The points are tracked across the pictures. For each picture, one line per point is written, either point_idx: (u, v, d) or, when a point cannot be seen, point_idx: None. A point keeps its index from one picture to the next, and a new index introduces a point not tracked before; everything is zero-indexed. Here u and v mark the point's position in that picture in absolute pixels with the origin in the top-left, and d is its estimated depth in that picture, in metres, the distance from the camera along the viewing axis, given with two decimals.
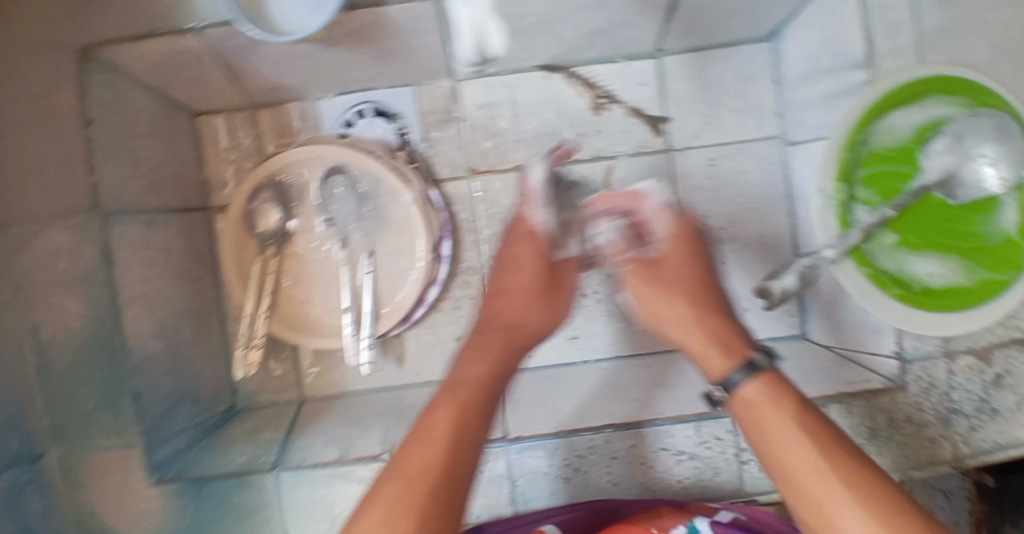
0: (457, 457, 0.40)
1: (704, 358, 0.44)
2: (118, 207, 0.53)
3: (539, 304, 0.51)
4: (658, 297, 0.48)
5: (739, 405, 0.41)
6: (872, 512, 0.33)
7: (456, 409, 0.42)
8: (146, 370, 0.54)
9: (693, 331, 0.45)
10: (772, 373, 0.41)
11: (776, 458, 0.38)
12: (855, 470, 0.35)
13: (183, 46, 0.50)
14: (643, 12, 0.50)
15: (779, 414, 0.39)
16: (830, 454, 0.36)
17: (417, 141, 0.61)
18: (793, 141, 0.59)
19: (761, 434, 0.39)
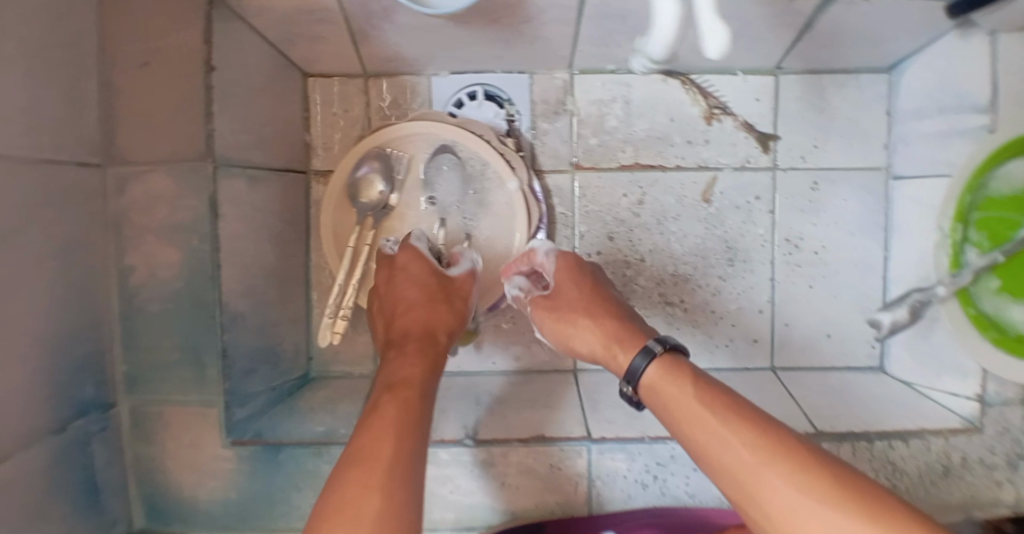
0: (418, 457, 0.33)
1: (611, 361, 0.44)
2: (229, 159, 0.51)
3: (442, 309, 0.48)
4: (559, 319, 0.49)
5: (649, 392, 0.40)
6: (787, 470, 0.31)
7: (399, 407, 0.36)
8: (236, 329, 0.53)
9: (594, 333, 0.46)
10: (668, 355, 0.41)
11: (690, 437, 0.36)
12: (752, 431, 0.34)
13: (317, 3, 0.48)
14: (778, 30, 0.51)
15: (680, 387, 0.38)
16: (730, 418, 0.35)
17: (524, 129, 0.61)
18: (897, 175, 0.61)
19: (673, 416, 0.38)
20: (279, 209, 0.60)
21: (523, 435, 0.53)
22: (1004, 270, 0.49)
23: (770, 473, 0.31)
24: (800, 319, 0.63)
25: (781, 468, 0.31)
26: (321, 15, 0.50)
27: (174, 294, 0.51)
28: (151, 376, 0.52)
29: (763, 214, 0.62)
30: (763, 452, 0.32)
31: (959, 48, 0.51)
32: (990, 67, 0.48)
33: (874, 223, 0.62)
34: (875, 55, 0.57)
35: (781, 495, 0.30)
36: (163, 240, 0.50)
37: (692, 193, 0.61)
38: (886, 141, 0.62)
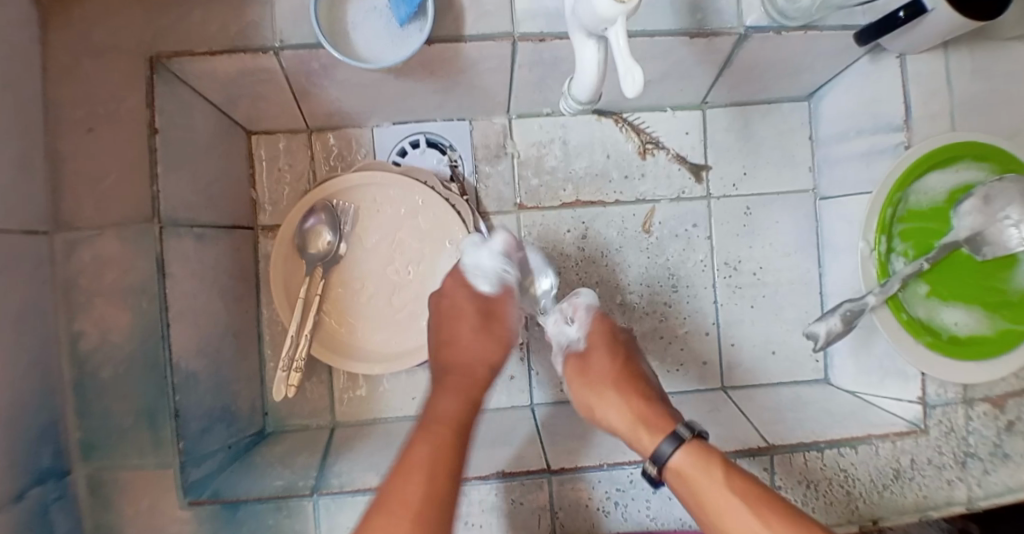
0: (447, 501, 0.38)
1: (635, 440, 0.46)
2: (176, 220, 0.52)
3: (488, 340, 0.50)
4: (589, 386, 0.50)
5: (674, 476, 0.43)
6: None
7: (434, 447, 0.40)
8: (189, 386, 0.53)
9: (619, 410, 0.48)
10: (698, 441, 0.43)
11: (720, 527, 0.39)
12: (787, 529, 0.36)
13: (261, 65, 0.51)
14: (700, 65, 0.54)
15: (703, 475, 0.41)
16: (761, 515, 0.38)
17: (467, 173, 0.63)
18: (825, 196, 0.64)
19: (701, 503, 0.40)
20: (229, 264, 0.61)
21: (483, 472, 0.53)
22: (929, 275, 0.56)
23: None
24: (745, 337, 0.65)
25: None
26: (263, 75, 0.53)
27: (128, 356, 0.51)
28: (109, 439, 0.52)
29: (702, 240, 0.64)
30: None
31: (873, 73, 0.56)
32: (902, 93, 0.54)
33: (809, 241, 0.65)
34: (793, 84, 0.61)
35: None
36: (113, 303, 0.51)
37: (632, 225, 0.64)
38: (811, 164, 0.66)
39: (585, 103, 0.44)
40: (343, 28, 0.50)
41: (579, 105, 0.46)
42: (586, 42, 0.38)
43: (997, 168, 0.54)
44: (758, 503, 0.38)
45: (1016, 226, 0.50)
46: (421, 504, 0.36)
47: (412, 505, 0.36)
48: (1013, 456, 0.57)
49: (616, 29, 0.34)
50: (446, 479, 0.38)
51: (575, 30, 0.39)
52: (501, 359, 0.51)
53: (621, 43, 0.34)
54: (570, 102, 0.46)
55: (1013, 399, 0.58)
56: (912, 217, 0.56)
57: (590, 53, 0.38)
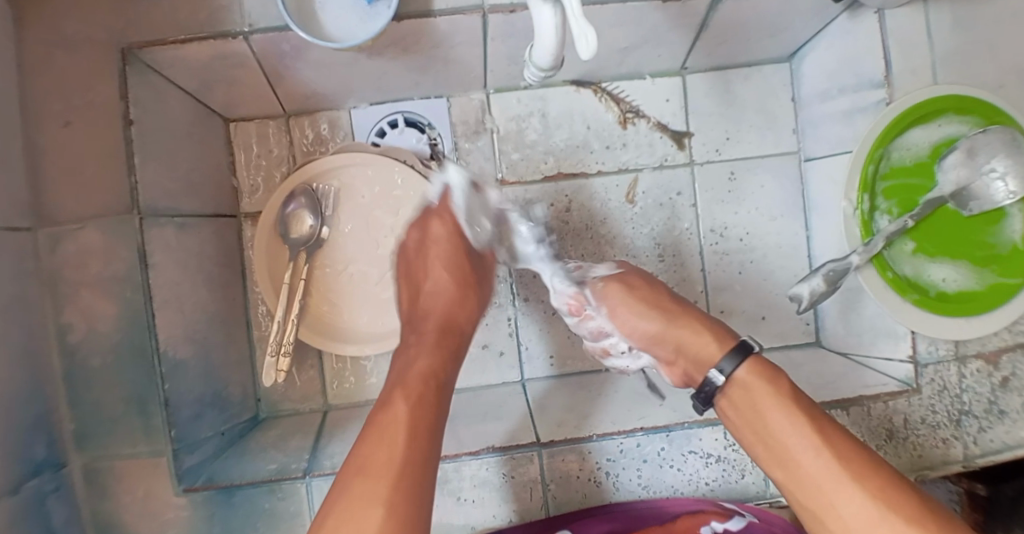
0: (422, 458, 0.40)
1: (698, 347, 0.48)
2: (156, 209, 0.53)
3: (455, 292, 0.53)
4: (638, 303, 0.51)
5: (733, 388, 0.45)
6: (874, 489, 0.37)
7: (405, 403, 0.42)
8: (178, 373, 0.54)
9: (680, 322, 0.49)
10: (762, 358, 0.45)
11: (777, 441, 0.41)
12: (845, 449, 0.39)
13: (231, 49, 0.51)
14: (675, 30, 0.54)
15: (771, 389, 0.43)
16: (824, 435, 0.40)
17: (447, 150, 0.63)
18: (809, 157, 0.64)
19: (761, 415, 0.42)
20: (213, 252, 0.61)
21: (473, 448, 0.53)
22: (915, 232, 0.56)
23: (857, 490, 0.37)
24: (734, 303, 0.64)
25: (869, 486, 0.37)
26: (235, 60, 0.53)
27: (116, 346, 0.52)
28: (103, 428, 0.53)
29: (687, 208, 0.64)
30: (852, 472, 0.38)
31: (851, 28, 0.56)
32: (883, 44, 0.53)
33: (794, 204, 0.65)
34: (772, 45, 0.60)
35: (858, 507, 0.37)
36: (98, 294, 0.51)
37: (616, 195, 0.63)
38: (794, 127, 0.66)
39: (547, 72, 0.41)
40: (311, 8, 0.49)
41: (540, 78, 0.43)
42: (544, 7, 0.35)
43: (980, 119, 0.53)
44: (818, 421, 0.41)
45: (1001, 178, 0.51)
46: (398, 460, 0.38)
47: (386, 460, 0.38)
48: (1009, 413, 0.57)
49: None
50: (417, 435, 0.41)
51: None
52: (471, 309, 0.54)
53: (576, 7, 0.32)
54: (532, 72, 0.43)
55: (1006, 355, 0.57)
56: (895, 174, 0.56)
57: (548, 17, 0.36)
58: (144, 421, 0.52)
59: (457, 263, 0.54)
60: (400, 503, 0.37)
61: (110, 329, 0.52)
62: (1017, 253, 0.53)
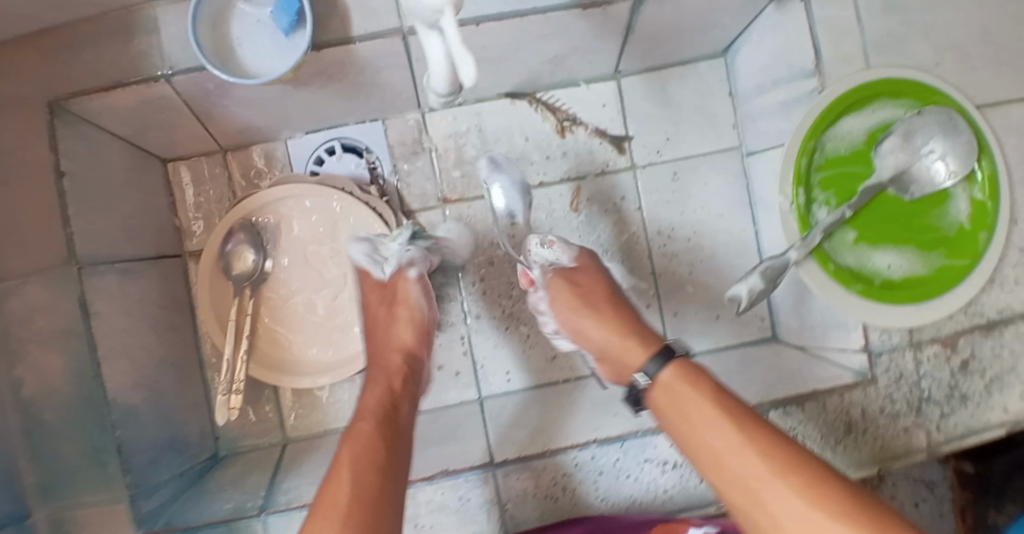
0: (379, 495, 0.37)
1: (623, 352, 0.46)
2: (94, 258, 0.52)
3: (410, 331, 0.51)
4: (575, 300, 0.51)
5: (658, 391, 0.43)
6: (800, 487, 0.32)
7: (358, 441, 0.40)
8: (130, 420, 0.53)
9: (605, 325, 0.48)
10: (686, 359, 0.43)
11: (703, 443, 0.38)
12: (769, 443, 0.35)
13: (159, 93, 0.51)
14: (602, 37, 0.53)
15: (688, 391, 0.41)
16: (746, 431, 0.37)
17: (387, 174, 0.63)
18: (751, 151, 0.63)
19: (685, 417, 0.40)
20: (158, 295, 0.62)
21: (427, 473, 0.52)
22: (855, 221, 0.55)
23: (787, 488, 0.32)
24: (687, 305, 0.64)
25: (793, 481, 0.33)
26: (162, 103, 0.53)
27: (64, 400, 0.51)
28: (54, 485, 0.52)
29: (633, 212, 0.63)
30: (777, 468, 0.34)
31: (781, 19, 0.55)
32: (811, 35, 0.52)
33: (741, 199, 0.65)
34: (705, 42, 0.60)
35: (790, 508, 0.32)
36: (39, 349, 0.50)
37: (561, 205, 0.63)
38: (734, 122, 0.65)
39: (448, 97, 0.40)
40: (230, 46, 0.49)
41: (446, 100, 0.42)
42: (430, 35, 0.34)
43: (915, 102, 0.54)
44: (746, 421, 0.37)
45: (941, 159, 0.52)
46: (352, 496, 0.35)
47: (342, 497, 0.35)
48: (970, 396, 0.56)
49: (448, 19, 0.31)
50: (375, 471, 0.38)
51: (417, 25, 0.35)
52: (424, 348, 0.52)
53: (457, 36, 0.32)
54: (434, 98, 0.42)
55: (964, 337, 0.56)
56: (832, 165, 0.56)
57: (436, 44, 0.35)
58: (99, 471, 0.52)
59: (410, 309, 0.52)
60: None
61: (53, 384, 0.51)
62: (962, 235, 0.54)
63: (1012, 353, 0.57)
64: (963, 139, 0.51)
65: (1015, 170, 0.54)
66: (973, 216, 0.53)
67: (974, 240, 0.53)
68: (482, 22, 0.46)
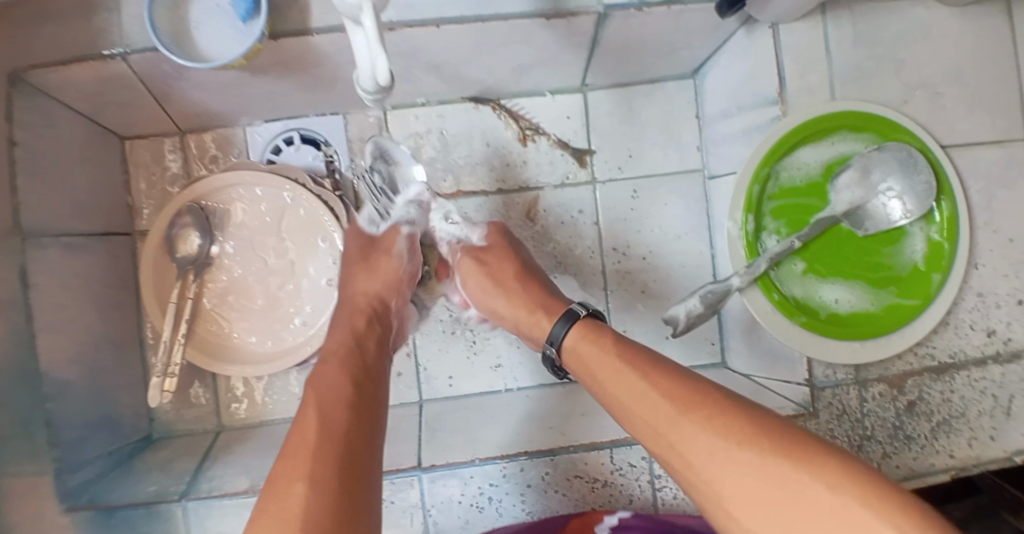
0: (349, 426, 0.36)
1: (534, 325, 0.48)
2: (41, 231, 0.52)
3: (377, 275, 0.51)
4: (485, 279, 0.52)
5: (569, 355, 0.44)
6: (702, 417, 0.33)
7: (322, 380, 0.40)
8: (62, 395, 0.52)
9: (514, 301, 0.50)
10: (590, 317, 0.44)
11: (611, 394, 0.38)
12: (670, 383, 0.36)
13: (114, 70, 0.49)
14: (569, 49, 0.53)
15: (597, 348, 0.41)
16: (647, 374, 0.37)
17: (343, 168, 0.64)
18: (713, 175, 0.63)
19: (594, 375, 0.40)
20: (103, 271, 0.61)
21: None
22: (805, 252, 0.55)
23: (694, 423, 0.33)
24: (636, 325, 0.63)
25: (694, 413, 0.33)
26: (120, 81, 0.51)
27: None
28: None
29: (589, 226, 0.63)
30: (678, 403, 0.34)
31: (749, 44, 0.54)
32: (777, 61, 0.51)
33: (700, 223, 0.64)
34: (673, 62, 0.59)
35: (701, 440, 0.32)
36: None
37: (517, 214, 0.63)
38: (699, 145, 0.65)
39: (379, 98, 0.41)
40: (186, 29, 0.49)
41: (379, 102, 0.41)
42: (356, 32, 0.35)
43: (875, 137, 0.53)
44: (648, 364, 0.38)
45: (897, 197, 0.51)
46: (317, 427, 0.35)
47: (306, 431, 0.35)
48: (915, 438, 0.54)
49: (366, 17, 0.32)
50: (339, 404, 0.38)
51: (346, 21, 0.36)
52: (397, 293, 0.52)
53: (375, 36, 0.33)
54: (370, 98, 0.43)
55: (912, 379, 0.55)
56: (787, 194, 0.55)
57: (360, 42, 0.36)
58: None
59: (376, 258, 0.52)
60: (325, 499, 0.30)
61: None
62: (915, 275, 0.53)
63: (962, 398, 0.54)
64: (920, 178, 0.50)
65: (977, 215, 0.53)
66: (928, 257, 0.53)
67: (927, 282, 0.52)
68: (442, 25, 0.45)
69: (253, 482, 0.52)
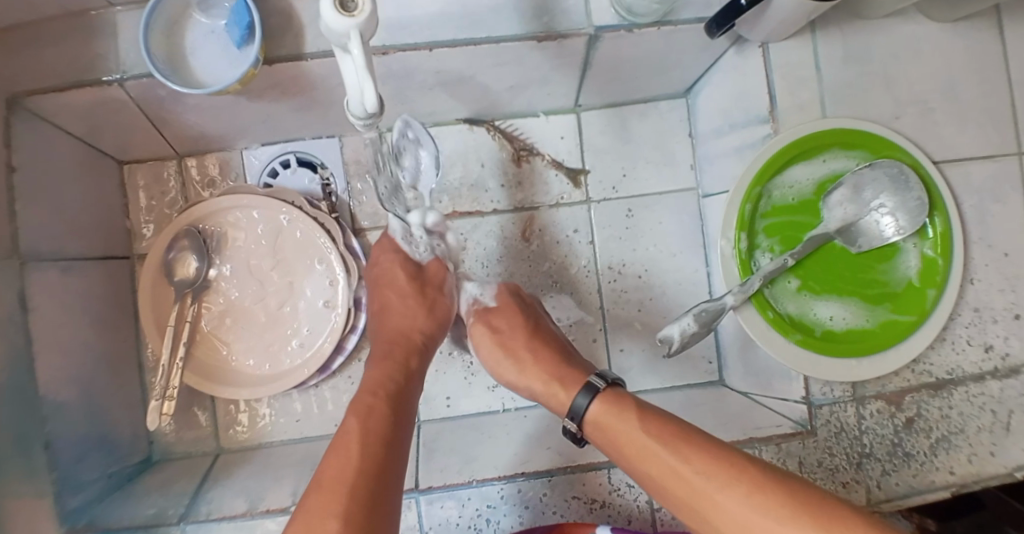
0: (383, 469, 0.37)
1: (551, 397, 0.48)
2: (38, 255, 0.52)
3: (420, 309, 0.53)
4: (499, 349, 0.52)
5: (592, 427, 0.44)
6: (740, 489, 0.34)
7: (365, 412, 0.41)
8: (59, 418, 0.52)
9: (531, 371, 0.50)
10: (611, 388, 0.44)
11: (645, 469, 0.39)
12: (702, 455, 0.37)
13: (110, 95, 0.50)
14: (561, 70, 0.54)
15: (621, 421, 0.41)
16: (677, 448, 0.38)
17: (340, 191, 0.64)
18: (708, 194, 0.63)
19: (623, 449, 0.41)
20: (100, 294, 0.62)
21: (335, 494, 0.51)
22: (799, 270, 0.55)
23: (734, 496, 0.34)
24: (632, 343, 0.64)
25: (733, 487, 0.34)
26: (115, 104, 0.52)
27: None
28: None
29: (585, 245, 0.64)
30: (716, 477, 0.35)
31: (740, 63, 0.55)
32: (768, 78, 0.52)
33: (694, 240, 0.65)
34: (664, 81, 0.60)
35: (744, 515, 0.33)
36: None
37: (512, 234, 0.63)
38: (693, 163, 0.66)
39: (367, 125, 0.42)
40: (182, 54, 0.49)
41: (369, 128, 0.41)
42: (343, 57, 0.36)
43: (866, 155, 0.53)
44: (678, 437, 0.38)
45: (889, 214, 0.52)
46: (358, 465, 0.36)
47: (349, 466, 0.36)
48: (914, 455, 0.53)
49: (353, 41, 0.33)
50: (379, 442, 0.39)
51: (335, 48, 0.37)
52: (439, 331, 0.54)
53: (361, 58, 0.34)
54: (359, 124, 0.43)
55: (909, 395, 0.54)
56: (780, 212, 0.56)
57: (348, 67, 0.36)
58: None
59: (419, 287, 0.55)
60: None
61: None
62: (909, 291, 0.53)
63: (960, 415, 0.54)
64: (911, 196, 0.51)
65: (972, 229, 0.54)
66: (922, 273, 0.53)
67: (922, 297, 0.52)
68: (435, 48, 0.45)
69: (252, 506, 0.52)
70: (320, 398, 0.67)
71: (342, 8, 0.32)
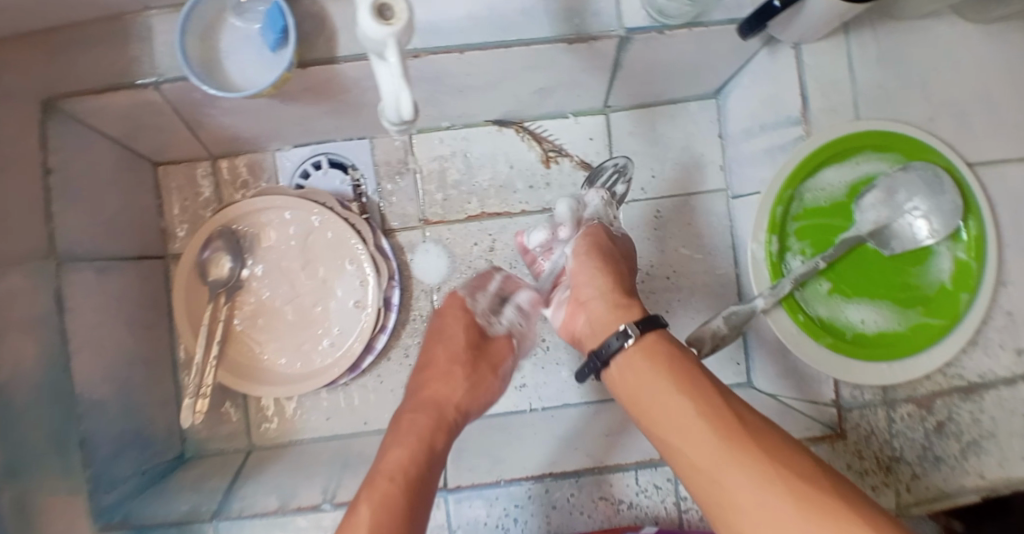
0: None
1: (608, 316, 0.43)
2: (73, 256, 0.52)
3: (461, 380, 0.49)
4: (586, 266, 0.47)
5: (620, 370, 0.41)
6: (748, 452, 0.33)
7: (383, 501, 0.37)
8: (95, 415, 0.53)
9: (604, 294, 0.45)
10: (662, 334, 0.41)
11: (660, 421, 0.37)
12: (721, 418, 0.35)
13: (145, 98, 0.51)
14: (589, 71, 0.53)
15: (650, 366, 0.39)
16: (701, 405, 0.36)
17: (370, 193, 0.65)
18: (736, 195, 0.64)
19: (646, 396, 0.38)
20: (136, 294, 0.63)
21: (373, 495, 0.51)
22: (830, 273, 0.55)
23: (742, 461, 0.32)
24: None
25: (743, 450, 0.33)
26: (151, 107, 0.52)
27: None
28: None
29: None
30: (726, 438, 0.34)
31: (772, 64, 0.55)
32: (800, 80, 0.52)
33: (722, 242, 0.65)
34: (694, 83, 0.60)
35: (745, 481, 0.32)
36: None
37: None
38: (722, 164, 0.66)
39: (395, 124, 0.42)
40: (217, 58, 0.50)
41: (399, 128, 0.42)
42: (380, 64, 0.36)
43: (900, 157, 0.53)
44: (702, 396, 0.36)
45: (923, 218, 0.51)
46: None
47: None
48: (945, 459, 0.53)
49: (392, 49, 0.34)
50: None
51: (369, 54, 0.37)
52: (474, 406, 0.50)
53: (400, 66, 0.34)
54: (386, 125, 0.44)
55: (940, 400, 0.54)
56: (810, 215, 0.56)
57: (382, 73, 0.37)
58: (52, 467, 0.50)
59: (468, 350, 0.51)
60: None
61: None
62: (942, 295, 0.53)
63: (992, 419, 0.53)
64: (946, 199, 0.50)
65: (1007, 232, 0.52)
66: (955, 277, 0.52)
67: (955, 301, 0.52)
68: (466, 52, 0.45)
69: (282, 503, 0.53)
70: (349, 397, 0.67)
71: (380, 17, 0.33)
